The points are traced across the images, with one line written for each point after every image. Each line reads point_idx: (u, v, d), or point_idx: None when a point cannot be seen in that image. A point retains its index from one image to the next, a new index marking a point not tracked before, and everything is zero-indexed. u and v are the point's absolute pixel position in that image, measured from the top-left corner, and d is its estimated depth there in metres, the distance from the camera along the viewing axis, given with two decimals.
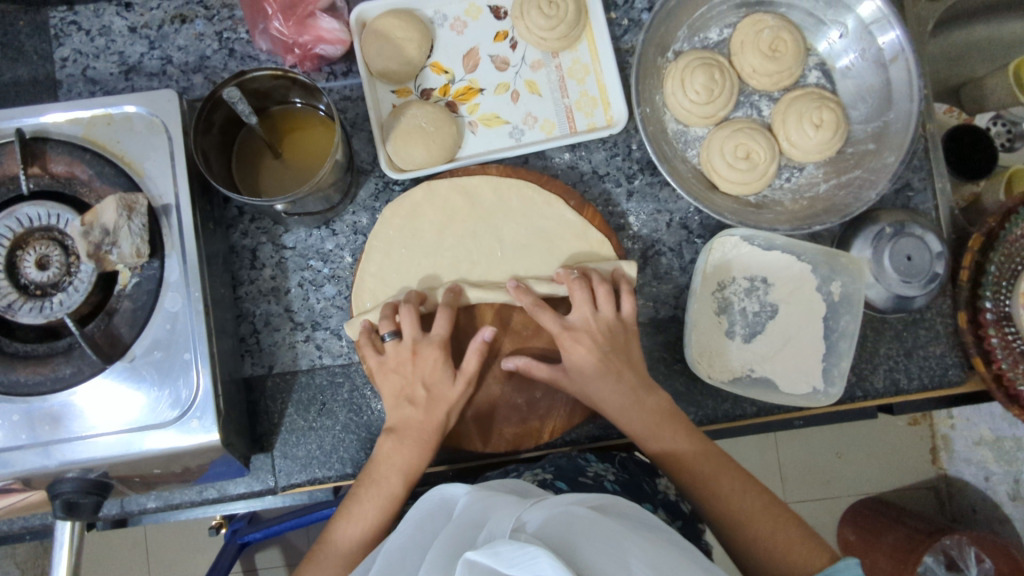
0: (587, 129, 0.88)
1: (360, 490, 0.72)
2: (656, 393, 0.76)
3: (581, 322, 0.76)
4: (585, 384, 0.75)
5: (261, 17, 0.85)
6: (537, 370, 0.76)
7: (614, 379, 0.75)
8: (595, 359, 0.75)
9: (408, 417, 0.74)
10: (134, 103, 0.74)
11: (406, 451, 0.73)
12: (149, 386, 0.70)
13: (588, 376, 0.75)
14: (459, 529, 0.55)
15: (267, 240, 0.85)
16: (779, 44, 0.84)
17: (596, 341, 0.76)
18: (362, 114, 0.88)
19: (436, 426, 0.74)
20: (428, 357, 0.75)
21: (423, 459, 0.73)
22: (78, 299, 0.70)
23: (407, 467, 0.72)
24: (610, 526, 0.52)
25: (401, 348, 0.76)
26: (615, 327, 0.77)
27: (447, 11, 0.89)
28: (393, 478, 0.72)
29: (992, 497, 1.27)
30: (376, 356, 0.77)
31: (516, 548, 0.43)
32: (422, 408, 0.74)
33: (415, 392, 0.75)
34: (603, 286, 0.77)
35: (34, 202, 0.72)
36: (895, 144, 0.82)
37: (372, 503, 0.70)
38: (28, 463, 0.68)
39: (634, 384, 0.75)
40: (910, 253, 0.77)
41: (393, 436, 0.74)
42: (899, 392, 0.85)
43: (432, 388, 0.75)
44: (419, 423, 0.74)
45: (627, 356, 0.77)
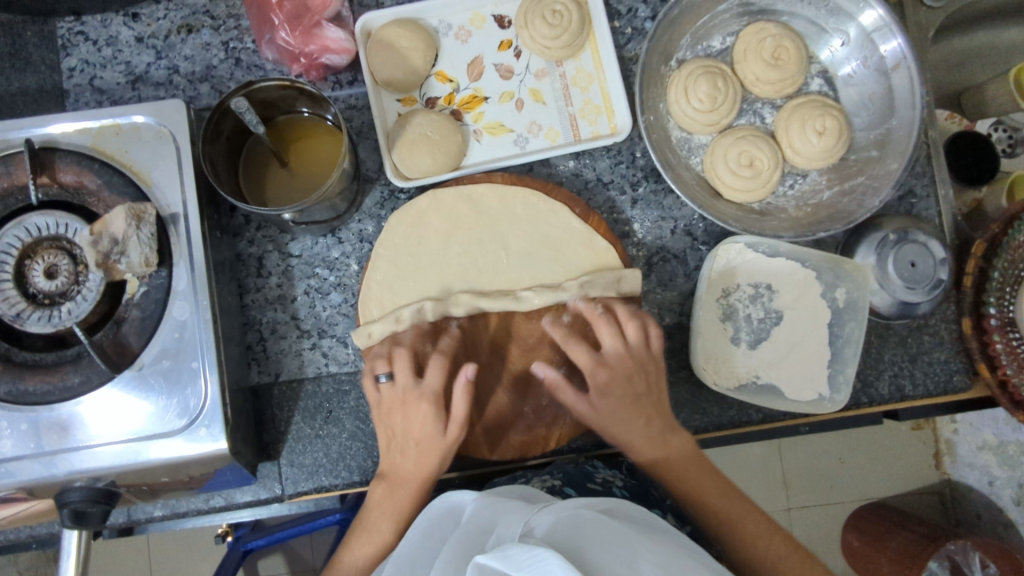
0: (591, 137, 0.88)
1: (355, 535, 0.74)
2: (678, 434, 0.76)
3: (615, 357, 0.75)
4: (613, 424, 0.74)
5: (268, 28, 0.86)
6: (564, 392, 0.74)
7: (643, 420, 0.74)
8: (625, 401, 0.74)
9: (398, 465, 0.75)
10: (142, 113, 0.75)
11: (397, 498, 0.73)
12: (156, 396, 0.70)
13: (615, 418, 0.74)
14: (468, 535, 0.55)
15: (273, 248, 0.86)
16: (782, 52, 0.85)
17: (626, 386, 0.75)
18: (367, 123, 0.89)
19: (424, 478, 0.73)
20: (419, 409, 0.73)
21: (415, 505, 0.74)
22: (87, 307, 0.70)
23: (399, 514, 0.73)
24: (616, 528, 0.52)
25: (394, 391, 0.75)
26: (647, 367, 0.76)
27: (451, 20, 0.90)
28: (385, 525, 0.72)
29: (995, 501, 1.27)
30: (373, 394, 0.76)
31: (525, 551, 0.43)
32: (415, 455, 0.74)
33: (406, 444, 0.74)
34: (633, 324, 0.76)
35: (42, 212, 0.72)
36: (898, 151, 0.82)
37: (365, 548, 0.72)
38: (36, 472, 0.69)
39: (660, 428, 0.75)
40: (914, 259, 0.78)
41: (384, 483, 0.75)
42: (904, 398, 0.85)
43: (421, 441, 0.73)
44: (408, 471, 0.74)
45: (657, 397, 0.76)
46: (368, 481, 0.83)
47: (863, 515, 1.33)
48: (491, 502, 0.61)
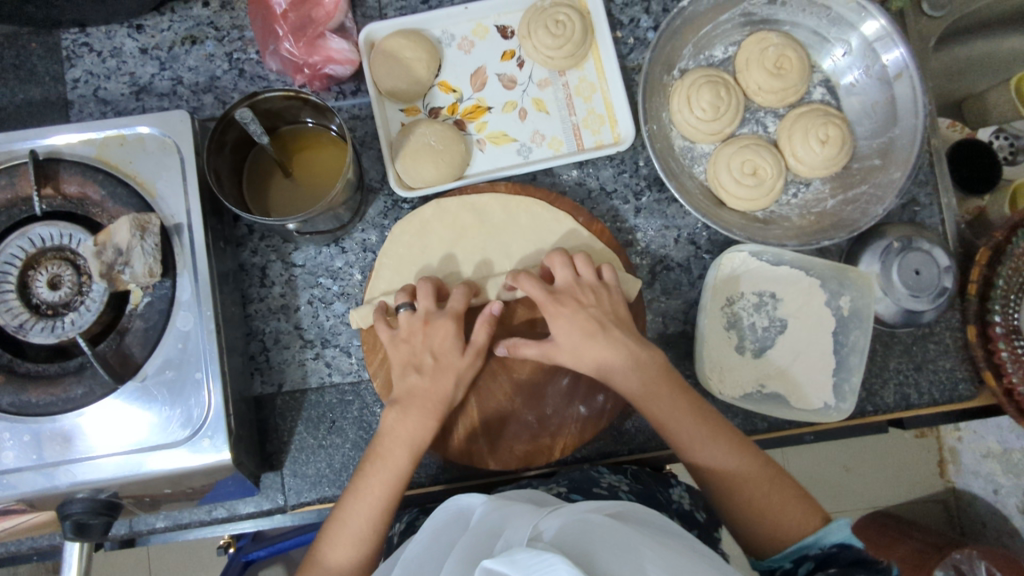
0: (594, 146, 0.89)
1: (368, 465, 0.71)
2: (648, 349, 0.75)
3: (564, 286, 0.77)
4: (573, 345, 0.74)
5: (272, 39, 0.86)
6: (525, 348, 0.75)
7: (603, 337, 0.74)
8: (581, 318, 0.75)
9: (414, 386, 0.74)
10: (147, 124, 0.75)
11: (410, 422, 0.72)
12: (160, 406, 0.70)
13: (573, 341, 0.74)
14: (475, 541, 0.55)
15: (277, 258, 0.86)
16: (785, 61, 0.85)
17: (583, 303, 0.75)
18: (370, 133, 0.89)
19: (439, 398, 0.73)
20: (442, 326, 0.76)
21: (428, 428, 0.72)
22: (90, 318, 0.70)
23: (412, 438, 0.71)
24: (626, 533, 0.51)
25: (414, 319, 0.76)
26: (599, 291, 0.77)
27: (454, 31, 0.90)
28: (399, 452, 0.71)
29: (1001, 510, 1.26)
30: (387, 330, 0.77)
31: (533, 555, 0.42)
32: (431, 376, 0.74)
33: (422, 360, 0.75)
34: (583, 258, 0.78)
35: (47, 222, 0.72)
36: (900, 160, 0.83)
37: (378, 475, 0.70)
38: (37, 484, 0.68)
39: (622, 339, 0.74)
40: (918, 267, 0.78)
41: (396, 408, 0.73)
42: (910, 407, 0.85)
43: (440, 356, 0.75)
44: (424, 392, 0.74)
45: (624, 323, 0.76)
46: None
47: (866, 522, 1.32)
48: (499, 508, 0.61)
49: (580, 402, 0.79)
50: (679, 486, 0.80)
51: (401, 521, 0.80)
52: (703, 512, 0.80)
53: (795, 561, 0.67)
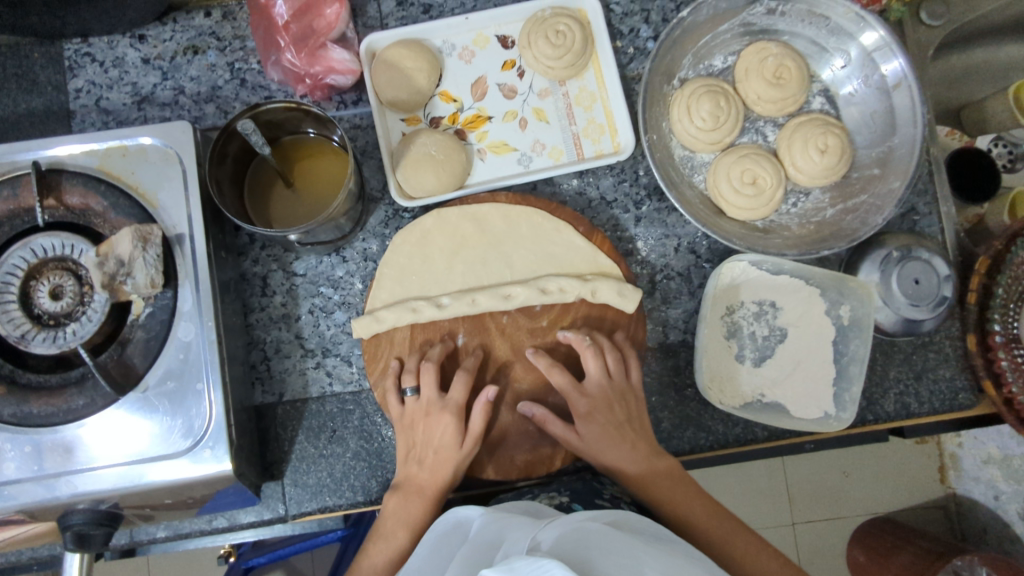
0: (594, 155, 0.89)
1: (369, 546, 0.73)
2: (665, 458, 0.77)
3: (597, 390, 0.77)
4: (595, 449, 0.75)
5: (274, 49, 0.86)
6: (553, 425, 0.76)
7: (626, 445, 0.76)
8: (607, 430, 0.76)
9: (414, 475, 0.75)
10: (149, 135, 0.75)
11: (411, 507, 0.73)
12: (161, 416, 0.70)
13: (604, 450, 0.75)
14: (475, 553, 0.55)
15: (278, 267, 0.86)
16: (784, 71, 0.86)
17: (608, 411, 0.77)
18: (371, 143, 0.89)
19: (440, 488, 0.74)
20: (442, 424, 0.76)
21: (427, 515, 0.73)
22: (91, 328, 0.70)
23: (412, 523, 0.72)
24: (624, 541, 0.52)
25: (418, 405, 0.78)
26: (627, 396, 0.78)
27: (455, 41, 0.91)
28: (399, 534, 0.72)
29: (1001, 516, 1.26)
30: (394, 406, 0.79)
31: (530, 563, 0.42)
32: (434, 468, 0.75)
33: (424, 454, 0.76)
34: (615, 355, 0.79)
35: (48, 233, 0.72)
36: (899, 169, 0.83)
37: (380, 559, 0.71)
38: (38, 494, 0.68)
39: (646, 453, 0.76)
40: (918, 276, 0.78)
41: (397, 494, 0.75)
42: (910, 416, 0.85)
43: (440, 450, 0.75)
44: (423, 480, 0.75)
45: (639, 425, 0.77)
46: (373, 501, 0.82)
47: (867, 529, 1.32)
48: (497, 519, 0.61)
49: None
50: None
51: None
52: None
53: None
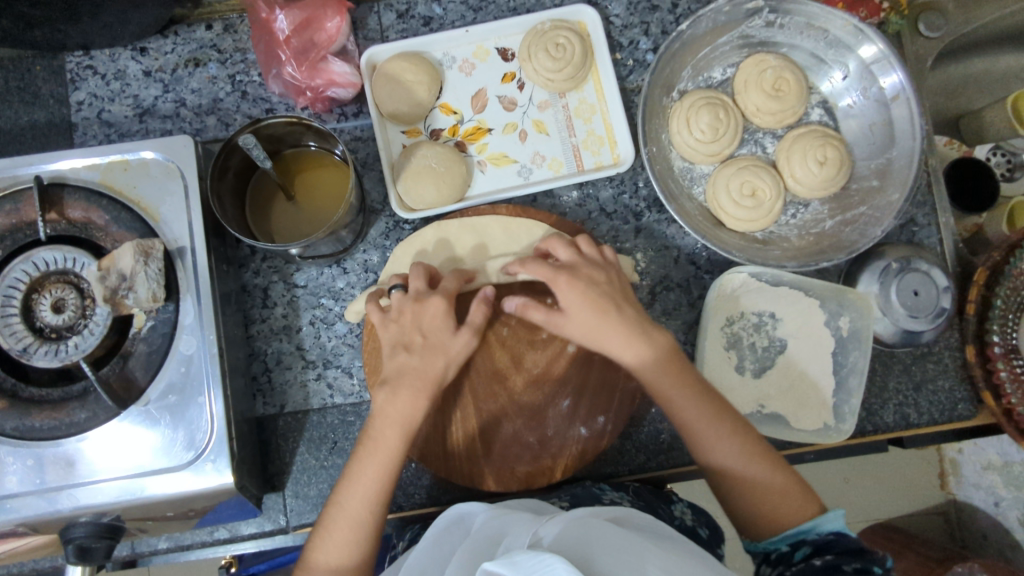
0: (595, 167, 0.89)
1: (362, 453, 0.70)
2: (654, 330, 0.74)
3: (570, 261, 0.75)
4: (579, 322, 0.73)
5: (274, 63, 0.87)
6: (534, 312, 0.74)
7: (610, 319, 0.72)
8: (588, 296, 0.73)
9: (404, 365, 0.73)
10: (151, 149, 0.76)
11: (399, 402, 0.71)
12: (164, 428, 0.70)
13: (585, 317, 0.73)
14: (479, 550, 0.55)
15: (279, 279, 0.86)
16: (783, 83, 0.86)
17: (588, 281, 0.74)
18: (372, 154, 0.90)
19: (433, 376, 0.72)
20: (435, 307, 0.74)
21: (420, 409, 0.71)
22: (93, 341, 0.70)
23: (407, 422, 0.70)
24: (626, 537, 0.52)
25: (403, 300, 0.75)
26: (601, 269, 0.76)
27: (455, 53, 0.91)
28: (391, 431, 0.70)
29: (1002, 522, 1.26)
30: (378, 313, 0.76)
31: (533, 557, 0.42)
32: (436, 355, 0.73)
33: (413, 339, 0.74)
34: (581, 240, 0.78)
35: (50, 246, 0.72)
36: (898, 181, 0.83)
37: (374, 462, 0.69)
38: (38, 508, 0.68)
39: (626, 321, 0.73)
40: (916, 288, 0.78)
41: (386, 388, 0.72)
42: (909, 426, 0.85)
43: (432, 339, 0.74)
44: (415, 370, 0.72)
45: (622, 299, 0.75)
46: None
47: (866, 534, 1.32)
48: (500, 519, 0.61)
49: (581, 424, 0.79)
50: (681, 503, 0.80)
51: (403, 537, 0.80)
52: (707, 528, 0.79)
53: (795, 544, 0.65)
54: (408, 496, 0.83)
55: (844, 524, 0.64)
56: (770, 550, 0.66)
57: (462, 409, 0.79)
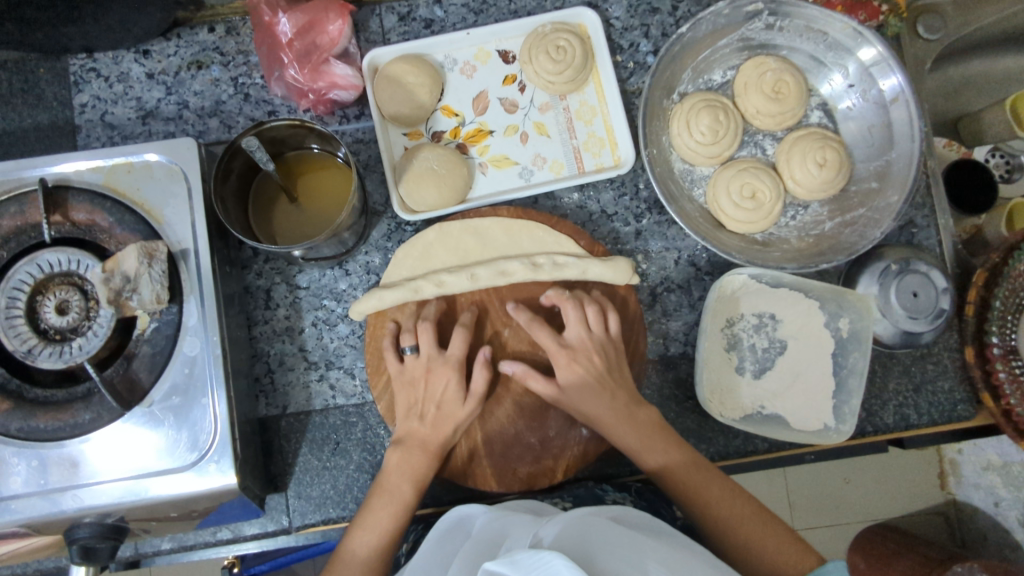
0: (595, 169, 0.90)
1: (374, 500, 0.73)
2: (644, 408, 0.77)
3: (579, 342, 0.78)
4: (577, 398, 0.76)
5: (277, 65, 0.87)
6: (534, 381, 0.77)
7: (608, 398, 0.77)
8: (585, 381, 0.77)
9: (415, 430, 0.77)
10: (155, 152, 0.76)
11: (411, 461, 0.75)
12: (167, 430, 0.71)
13: (576, 399, 0.77)
14: (481, 551, 0.56)
15: (282, 281, 0.87)
16: (782, 86, 0.87)
17: (594, 365, 0.78)
18: (374, 157, 0.90)
19: (442, 442, 0.76)
20: (446, 378, 0.78)
21: (429, 466, 0.75)
22: (97, 343, 0.70)
23: (416, 476, 0.74)
24: (625, 534, 0.52)
25: (417, 363, 0.79)
26: (606, 345, 0.79)
27: (456, 56, 0.92)
28: (405, 485, 0.74)
29: (1001, 522, 1.27)
30: (394, 364, 0.80)
31: (533, 555, 0.43)
32: (446, 426, 0.76)
33: (426, 409, 0.77)
34: (593, 306, 0.80)
35: (55, 248, 0.73)
36: (897, 183, 0.84)
37: (386, 511, 0.72)
38: (43, 509, 0.69)
39: (624, 402, 0.77)
40: (916, 289, 0.79)
41: (399, 448, 0.76)
42: (909, 427, 0.85)
43: (443, 405, 0.77)
44: (425, 436, 0.76)
45: (619, 375, 0.79)
46: None
47: (866, 534, 1.33)
48: (501, 520, 0.62)
49: (583, 425, 0.80)
50: None
51: (405, 537, 0.80)
52: None
53: None
54: None
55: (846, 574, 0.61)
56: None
57: None
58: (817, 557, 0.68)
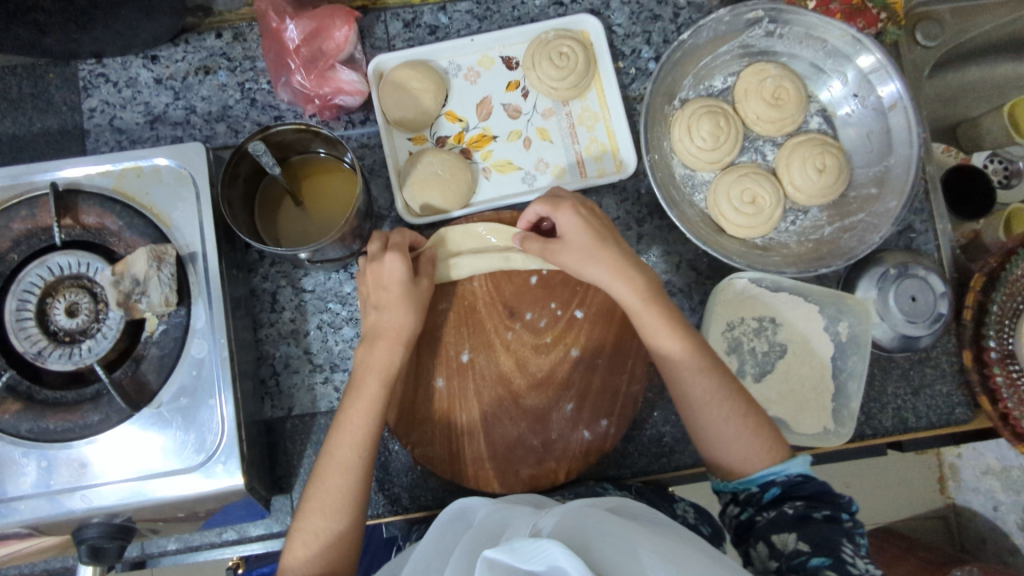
0: (597, 174, 0.91)
1: (347, 404, 0.72)
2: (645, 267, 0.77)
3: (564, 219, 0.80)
4: (575, 252, 0.76)
5: (284, 71, 0.88)
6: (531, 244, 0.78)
7: (604, 242, 0.76)
8: (587, 223, 0.76)
9: (376, 321, 0.76)
10: (164, 156, 0.77)
11: (377, 352, 0.74)
12: (174, 430, 0.72)
13: (582, 241, 0.76)
14: (483, 540, 0.57)
15: (287, 284, 0.88)
16: (782, 92, 0.88)
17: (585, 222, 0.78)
18: (379, 161, 0.92)
19: (400, 328, 0.75)
20: (391, 261, 0.76)
21: (396, 357, 0.74)
22: (106, 345, 0.72)
23: (385, 371, 0.73)
24: (624, 524, 0.53)
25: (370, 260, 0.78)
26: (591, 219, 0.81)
27: (460, 61, 0.93)
28: (370, 380, 0.72)
29: (1000, 526, 1.27)
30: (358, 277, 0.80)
31: (530, 544, 0.44)
32: (396, 305, 0.75)
33: (379, 298, 0.77)
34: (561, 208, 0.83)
35: (65, 251, 0.74)
36: (896, 189, 0.84)
37: (355, 410, 0.71)
38: (51, 509, 0.70)
39: (627, 258, 0.76)
40: (914, 293, 0.80)
41: (365, 344, 0.75)
42: (908, 430, 0.86)
43: (395, 291, 0.76)
44: (387, 323, 0.75)
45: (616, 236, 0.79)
46: (379, 514, 0.84)
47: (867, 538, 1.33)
48: (501, 512, 0.63)
49: (584, 427, 0.80)
50: (683, 501, 0.82)
51: (409, 538, 0.81)
52: (708, 526, 0.80)
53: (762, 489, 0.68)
54: (414, 498, 0.85)
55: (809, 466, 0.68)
56: (739, 490, 0.69)
57: (463, 399, 0.81)
58: (785, 444, 0.70)
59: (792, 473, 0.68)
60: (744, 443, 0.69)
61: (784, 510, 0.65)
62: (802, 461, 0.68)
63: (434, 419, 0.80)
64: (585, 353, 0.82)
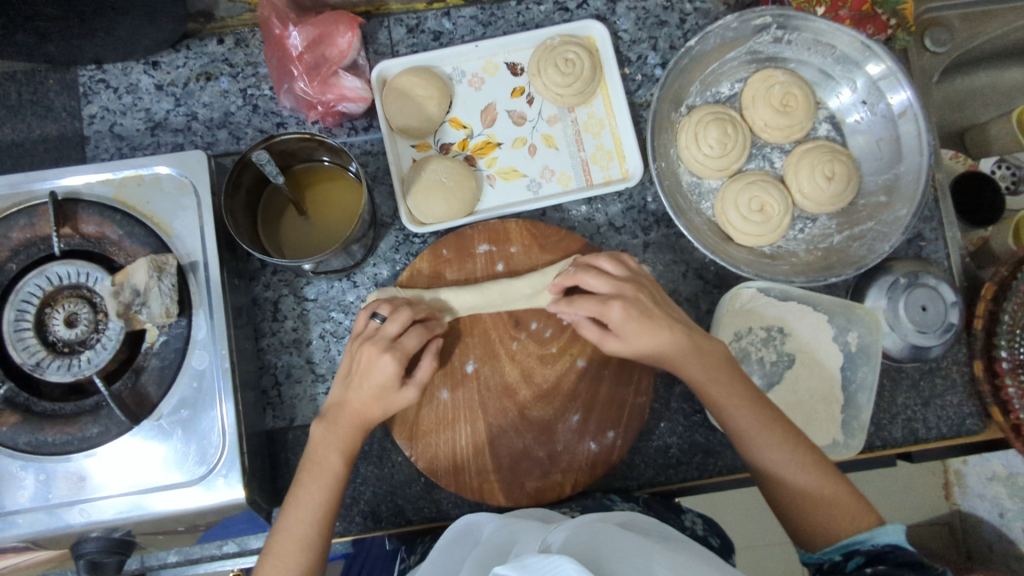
0: (603, 181, 0.90)
1: (304, 477, 0.71)
2: (708, 338, 0.74)
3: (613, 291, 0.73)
4: (629, 338, 0.71)
5: (287, 78, 0.87)
6: (587, 328, 0.74)
7: (665, 330, 0.71)
8: (643, 322, 0.71)
9: (345, 405, 0.72)
10: (165, 164, 0.76)
11: (337, 433, 0.72)
12: (175, 443, 0.71)
13: (639, 336, 0.71)
14: (490, 558, 0.56)
15: (289, 292, 0.87)
16: (791, 99, 0.87)
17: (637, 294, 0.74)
18: (382, 168, 0.91)
19: (367, 418, 0.72)
20: (382, 360, 0.70)
21: (355, 438, 0.72)
22: (105, 356, 0.70)
23: (344, 445, 0.72)
24: (633, 540, 0.52)
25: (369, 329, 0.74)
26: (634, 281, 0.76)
27: (465, 68, 0.92)
28: (331, 458, 0.71)
29: (1007, 533, 1.26)
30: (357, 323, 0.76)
31: (541, 559, 0.42)
32: (373, 403, 0.71)
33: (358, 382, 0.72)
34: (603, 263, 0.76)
35: (64, 261, 0.73)
36: (906, 197, 0.83)
37: (315, 486, 0.70)
38: (48, 523, 0.69)
39: (687, 335, 0.72)
40: (924, 303, 0.79)
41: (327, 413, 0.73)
42: (918, 441, 0.85)
43: (381, 389, 0.71)
44: (354, 410, 0.72)
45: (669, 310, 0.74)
46: (382, 525, 0.83)
47: None
48: (507, 528, 0.62)
49: (591, 439, 0.79)
50: (691, 512, 0.81)
51: (413, 551, 0.80)
52: (717, 536, 0.79)
53: (847, 557, 0.65)
54: (417, 509, 0.83)
55: (903, 536, 0.62)
56: (824, 560, 0.67)
57: (469, 409, 0.79)
58: (877, 515, 0.66)
59: (876, 544, 0.63)
60: (830, 515, 0.67)
61: (865, 571, 0.63)
62: (894, 531, 0.63)
63: (438, 429, 0.79)
64: (592, 363, 0.81)
